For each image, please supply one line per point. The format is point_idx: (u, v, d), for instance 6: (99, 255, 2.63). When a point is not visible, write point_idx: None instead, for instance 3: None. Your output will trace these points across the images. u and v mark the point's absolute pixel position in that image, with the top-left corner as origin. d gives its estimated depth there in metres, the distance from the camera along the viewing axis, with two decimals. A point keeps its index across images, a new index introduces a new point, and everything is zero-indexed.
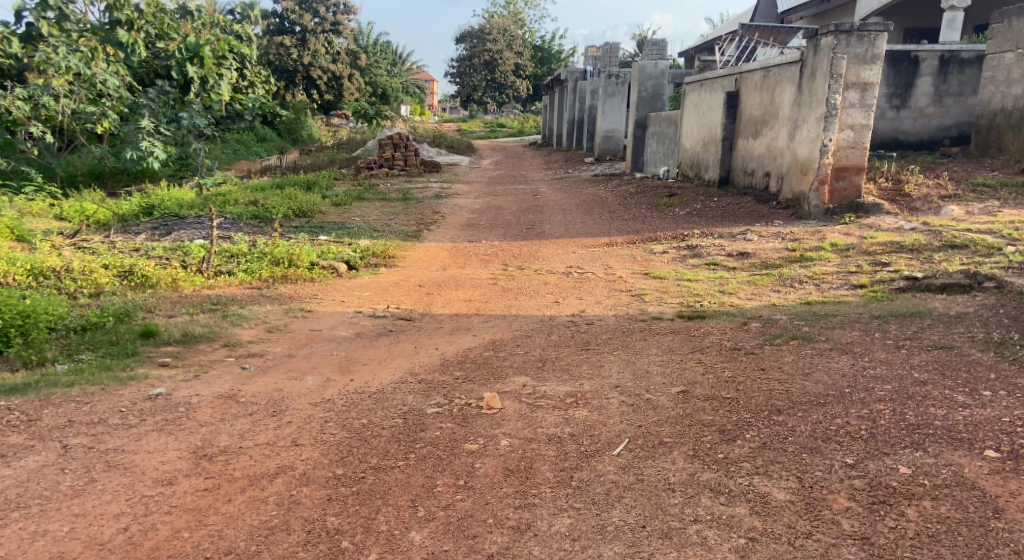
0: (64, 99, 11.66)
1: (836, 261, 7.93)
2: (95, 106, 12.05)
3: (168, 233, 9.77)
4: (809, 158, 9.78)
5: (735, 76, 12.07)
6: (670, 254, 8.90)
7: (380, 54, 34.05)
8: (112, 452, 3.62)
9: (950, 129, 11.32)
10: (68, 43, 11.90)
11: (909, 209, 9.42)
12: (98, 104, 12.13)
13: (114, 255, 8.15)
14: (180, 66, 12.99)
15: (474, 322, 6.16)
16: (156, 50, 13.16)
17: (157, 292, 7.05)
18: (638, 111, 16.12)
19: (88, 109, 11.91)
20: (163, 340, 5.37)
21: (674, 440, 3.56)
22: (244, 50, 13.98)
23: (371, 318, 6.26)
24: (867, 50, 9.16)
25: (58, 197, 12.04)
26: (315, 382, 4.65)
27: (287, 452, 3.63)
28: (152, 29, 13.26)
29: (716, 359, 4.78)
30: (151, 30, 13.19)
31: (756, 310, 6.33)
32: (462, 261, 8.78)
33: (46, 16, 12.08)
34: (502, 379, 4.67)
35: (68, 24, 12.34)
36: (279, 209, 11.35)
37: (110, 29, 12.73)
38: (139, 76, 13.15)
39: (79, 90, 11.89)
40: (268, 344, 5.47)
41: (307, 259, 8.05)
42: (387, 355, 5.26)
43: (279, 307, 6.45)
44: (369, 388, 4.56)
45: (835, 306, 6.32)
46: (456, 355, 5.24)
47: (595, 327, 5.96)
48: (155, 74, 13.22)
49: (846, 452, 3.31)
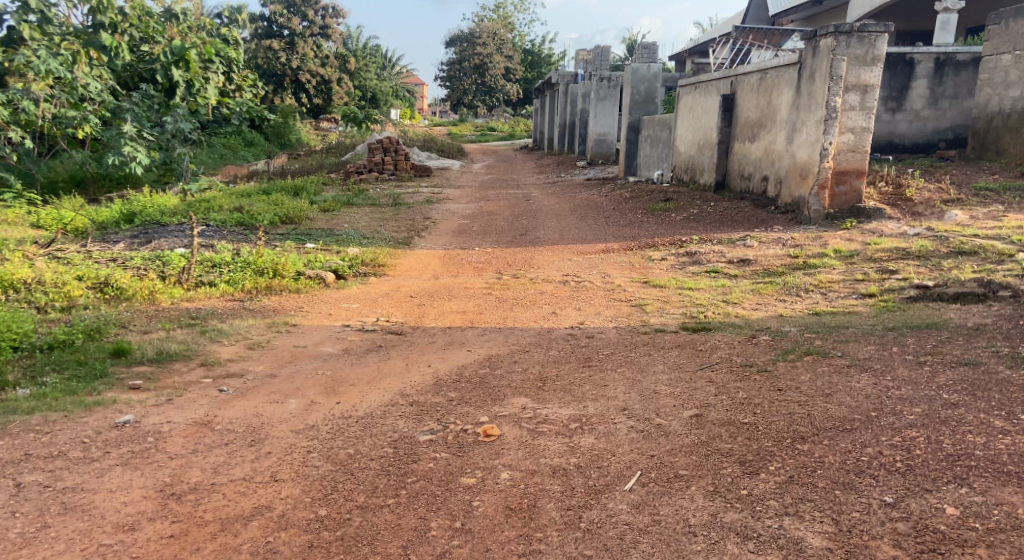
0: (45, 104, 11.22)
1: (841, 268, 7.65)
2: (76, 110, 11.68)
3: (148, 241, 9.43)
4: (808, 162, 9.50)
5: (730, 79, 11.80)
6: (668, 261, 8.60)
7: (369, 58, 33.70)
8: (70, 491, 3.29)
9: (946, 131, 11.07)
10: (49, 47, 11.43)
11: (911, 213, 9.16)
12: (80, 108, 11.76)
13: (91, 266, 7.83)
14: (165, 69, 12.67)
15: (468, 336, 5.84)
16: (140, 52, 12.91)
17: (133, 305, 6.72)
18: (630, 114, 15.83)
19: (70, 113, 11.51)
20: (136, 359, 5.04)
21: (690, 473, 3.26)
22: (230, 52, 13.59)
23: (360, 332, 5.93)
24: (867, 52, 8.91)
25: (37, 204, 11.68)
26: (297, 406, 4.33)
27: (265, 489, 3.31)
28: (137, 32, 12.87)
29: (728, 378, 4.47)
30: (136, 33, 12.79)
31: (763, 322, 6.03)
32: (455, 269, 8.47)
33: (27, 18, 11.66)
34: (500, 401, 4.35)
35: (50, 27, 11.71)
36: (265, 215, 11.00)
37: (93, 33, 12.15)
38: (122, 80, 12.87)
39: (60, 94, 11.49)
40: (248, 362, 5.13)
41: (293, 269, 7.72)
42: (376, 374, 4.93)
43: (261, 322, 6.11)
44: (356, 412, 4.23)
45: (845, 317, 6.03)
46: (450, 373, 4.91)
47: (596, 341, 5.65)
48: (139, 78, 13.05)
49: (884, 489, 3.02)
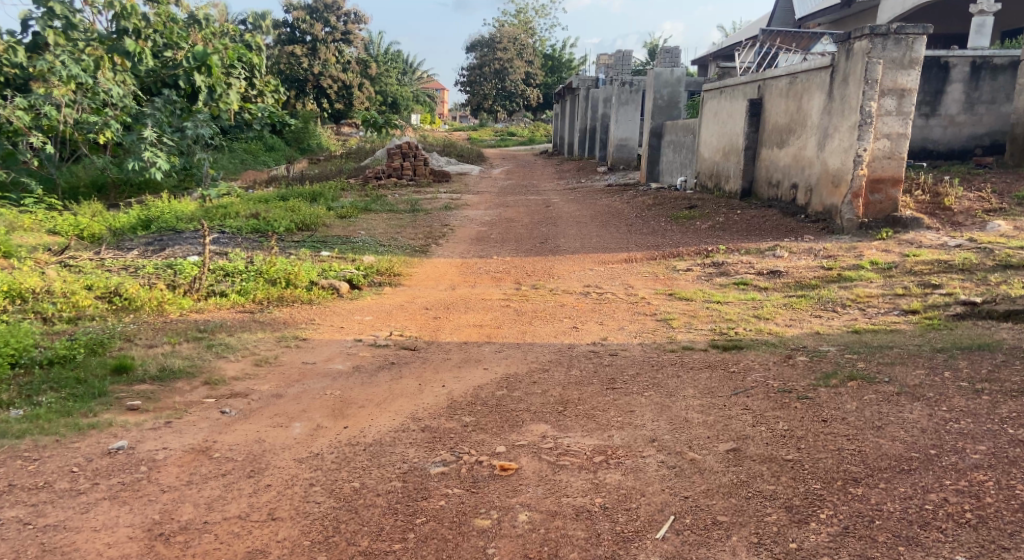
0: (66, 109, 11.19)
1: (879, 281, 7.29)
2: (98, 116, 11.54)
3: (161, 249, 9.21)
4: (841, 169, 9.11)
5: (758, 84, 11.44)
6: (695, 272, 8.26)
7: (391, 63, 33.52)
8: (51, 530, 3.07)
9: (982, 137, 10.61)
10: (72, 52, 11.33)
11: (950, 224, 8.78)
12: (102, 113, 11.63)
13: (101, 274, 7.62)
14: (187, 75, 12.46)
15: (485, 353, 5.54)
16: (164, 58, 12.69)
17: (141, 316, 6.48)
18: (653, 119, 15.47)
19: (91, 119, 11.37)
20: (137, 377, 4.77)
21: (730, 520, 3.00)
22: (254, 59, 13.41)
23: (372, 348, 5.65)
24: (905, 54, 8.55)
25: (56, 209, 11.58)
26: (302, 430, 4.05)
27: (261, 529, 3.08)
28: (161, 38, 12.60)
29: (764, 406, 4.15)
30: (160, 39, 12.54)
31: (798, 340, 5.71)
32: (472, 279, 8.17)
33: (53, 24, 11.57)
34: (517, 428, 4.04)
35: (75, 33, 11.64)
36: (281, 222, 10.79)
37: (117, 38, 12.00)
38: (145, 85, 12.64)
39: (81, 99, 11.41)
40: (254, 380, 4.86)
41: (306, 278, 7.46)
42: (388, 394, 4.64)
43: (271, 336, 5.85)
44: (364, 438, 3.94)
45: (887, 337, 5.70)
46: (465, 395, 4.61)
47: (620, 359, 5.34)
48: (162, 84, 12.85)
49: (956, 545, 2.76)
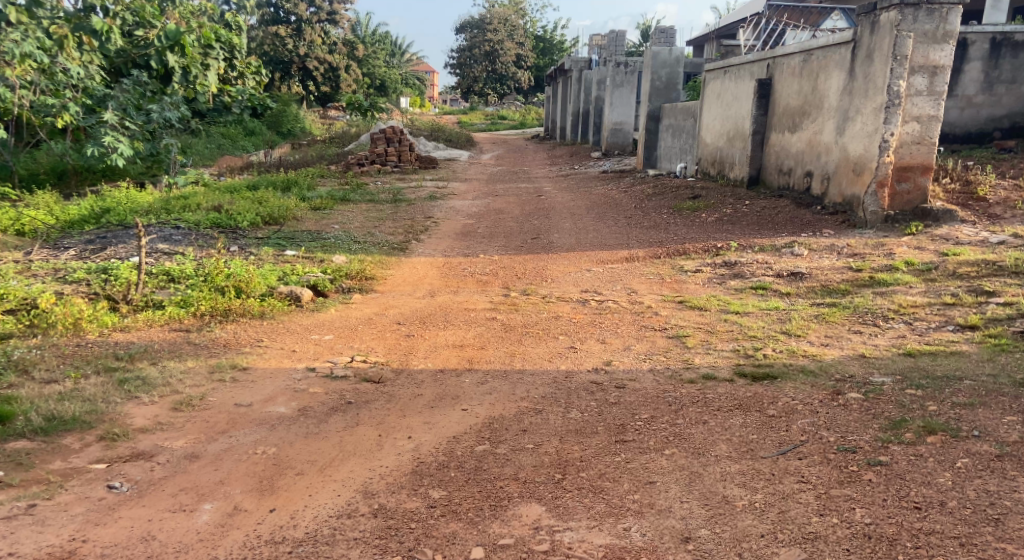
0: (21, 91, 9.63)
1: (920, 286, 6.31)
2: (56, 98, 10.13)
3: (102, 248, 8.10)
4: (863, 155, 8.06)
5: (767, 62, 10.40)
6: (705, 274, 7.22)
7: (379, 44, 32.16)
8: None
9: (1002, 119, 9.46)
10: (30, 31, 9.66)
11: (987, 216, 7.79)
12: (61, 96, 10.21)
13: (20, 282, 6.51)
14: (159, 55, 11.27)
15: (464, 386, 4.49)
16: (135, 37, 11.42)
17: (52, 337, 5.39)
18: (650, 100, 14.37)
19: (50, 102, 9.99)
20: (13, 431, 3.72)
21: None
22: (234, 38, 12.35)
23: (325, 380, 4.60)
24: (938, 27, 7.51)
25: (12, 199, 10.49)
26: (211, 517, 3.11)
27: None
28: (131, 16, 11.32)
29: (827, 478, 3.17)
30: (129, 17, 11.26)
31: (842, 367, 4.67)
32: (455, 284, 7.12)
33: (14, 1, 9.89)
34: (501, 512, 3.08)
35: (40, 11, 10.18)
36: (244, 214, 9.68)
37: (85, 17, 10.73)
38: (114, 65, 11.52)
39: (38, 80, 9.92)
40: (167, 434, 3.81)
41: (261, 286, 6.36)
42: (337, 453, 3.60)
43: (203, 364, 4.77)
44: (293, 532, 3.02)
45: (951, 363, 4.70)
46: (435, 452, 3.58)
47: (628, 394, 4.30)
48: (132, 64, 11.63)
49: None
